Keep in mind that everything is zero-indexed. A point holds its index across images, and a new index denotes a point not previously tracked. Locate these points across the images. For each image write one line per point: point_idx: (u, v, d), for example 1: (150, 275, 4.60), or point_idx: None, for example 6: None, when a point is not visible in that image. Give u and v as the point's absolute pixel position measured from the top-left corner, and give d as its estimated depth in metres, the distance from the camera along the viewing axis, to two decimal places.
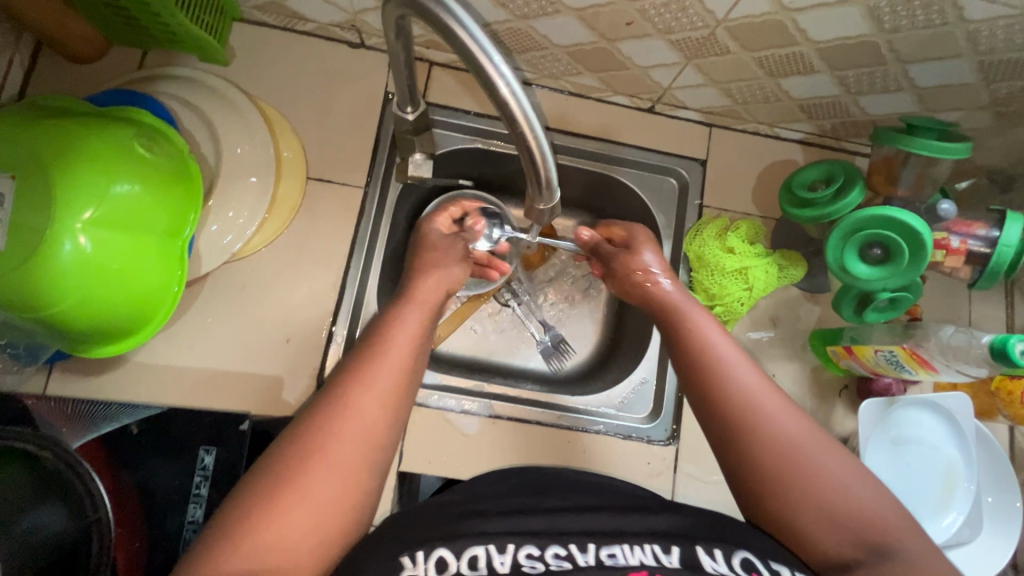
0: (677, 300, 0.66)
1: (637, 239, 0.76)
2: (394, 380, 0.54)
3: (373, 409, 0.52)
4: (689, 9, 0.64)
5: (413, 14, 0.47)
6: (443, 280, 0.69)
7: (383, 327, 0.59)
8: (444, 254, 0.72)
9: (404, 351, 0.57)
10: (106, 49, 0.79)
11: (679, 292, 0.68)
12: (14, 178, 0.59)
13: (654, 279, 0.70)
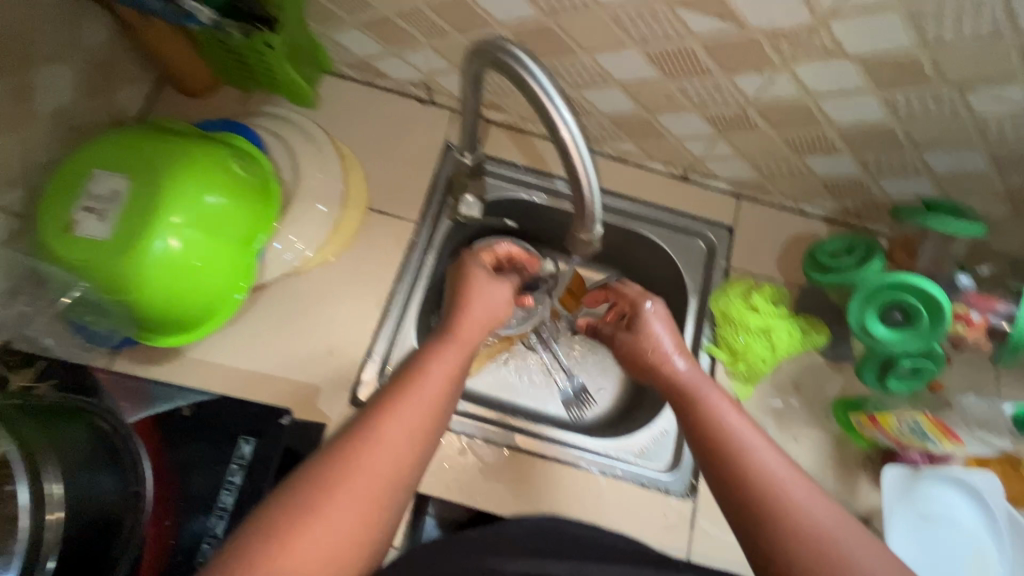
0: (692, 384, 0.63)
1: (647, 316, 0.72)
2: (424, 407, 0.56)
3: (398, 444, 0.53)
4: (724, 89, 0.73)
5: (492, 68, 0.57)
6: (489, 321, 0.69)
7: (419, 360, 0.60)
8: (481, 286, 0.70)
9: (438, 383, 0.58)
10: (214, 87, 0.92)
11: (694, 374, 0.64)
12: (130, 181, 0.69)
13: (668, 361, 0.66)
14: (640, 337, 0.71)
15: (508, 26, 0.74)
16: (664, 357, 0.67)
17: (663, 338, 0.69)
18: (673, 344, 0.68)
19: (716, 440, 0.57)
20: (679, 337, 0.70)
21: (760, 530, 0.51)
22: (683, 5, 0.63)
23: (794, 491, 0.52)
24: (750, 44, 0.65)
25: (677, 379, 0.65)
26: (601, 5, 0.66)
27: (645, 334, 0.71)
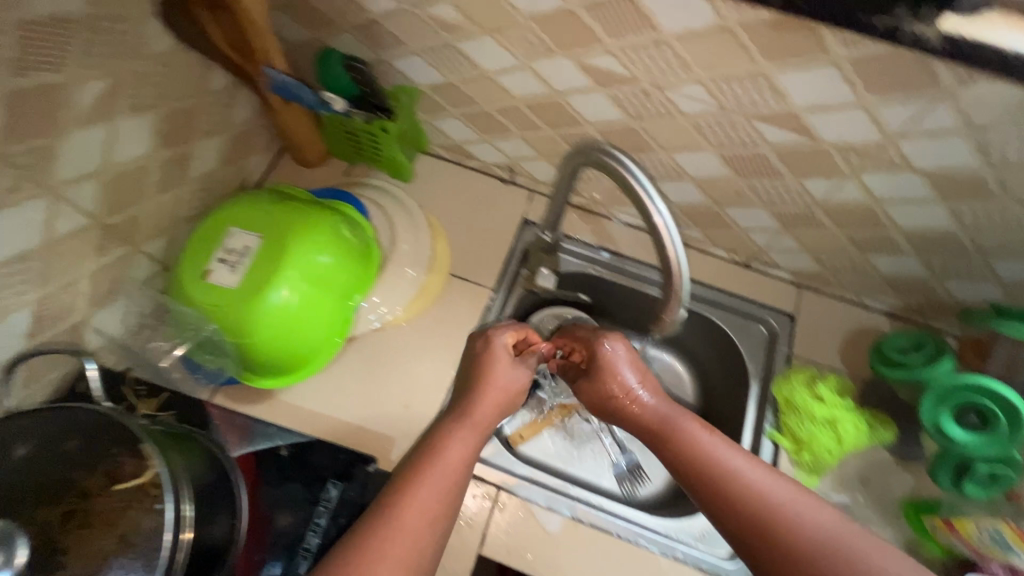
0: (663, 416, 0.68)
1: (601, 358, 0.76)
2: (443, 481, 0.60)
3: (418, 523, 0.57)
4: (793, 191, 0.80)
5: (592, 165, 0.66)
6: (502, 398, 0.72)
7: (434, 440, 0.65)
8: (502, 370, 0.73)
9: (455, 460, 0.62)
10: (325, 158, 1.04)
11: (662, 405, 0.70)
12: (259, 239, 0.79)
13: (636, 399, 0.72)
14: (608, 386, 0.74)
15: (595, 126, 0.84)
16: (630, 394, 0.72)
17: (627, 377, 0.74)
18: (634, 376, 0.74)
19: (700, 463, 0.61)
20: (641, 368, 0.75)
21: (766, 539, 0.54)
22: (761, 119, 0.71)
23: (784, 497, 0.57)
24: (821, 154, 0.72)
25: (649, 416, 0.70)
26: (684, 114, 0.75)
27: (606, 376, 0.74)
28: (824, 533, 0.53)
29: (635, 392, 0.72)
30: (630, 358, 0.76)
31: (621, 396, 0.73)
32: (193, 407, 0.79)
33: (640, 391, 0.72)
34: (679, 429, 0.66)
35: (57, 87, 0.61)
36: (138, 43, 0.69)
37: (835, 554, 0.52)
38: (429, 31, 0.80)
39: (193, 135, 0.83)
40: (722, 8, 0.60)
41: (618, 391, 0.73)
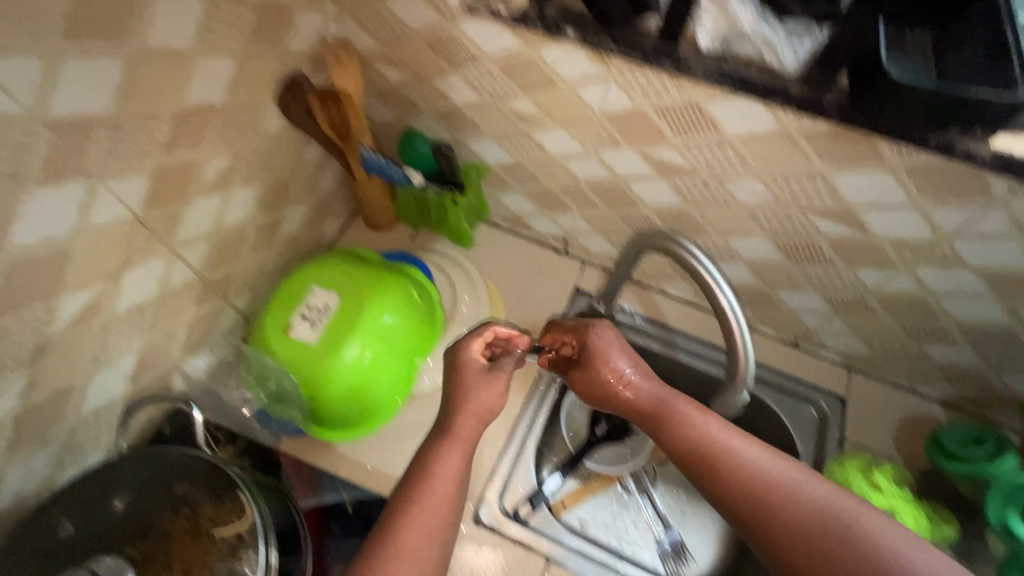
0: (655, 399, 0.72)
1: (592, 347, 0.76)
2: (439, 502, 0.61)
3: (421, 545, 0.58)
4: (846, 278, 0.83)
5: (661, 251, 0.72)
6: (484, 414, 0.70)
7: (424, 459, 0.64)
8: (478, 381, 0.71)
9: (450, 479, 0.63)
10: (393, 222, 1.12)
11: (652, 387, 0.73)
12: (339, 300, 0.85)
13: (624, 382, 0.74)
14: (597, 374, 0.75)
15: (653, 209, 0.90)
16: (618, 379, 0.74)
17: (616, 363, 0.75)
18: (621, 358, 0.75)
19: (697, 442, 0.66)
20: (628, 351, 0.77)
21: (765, 508, 0.59)
22: (816, 213, 0.75)
23: (778, 470, 0.61)
24: (875, 247, 0.76)
25: (642, 400, 0.73)
26: (742, 204, 0.80)
27: (600, 364, 0.75)
28: (820, 507, 0.58)
29: (623, 376, 0.74)
30: (623, 347, 0.77)
31: (610, 382, 0.74)
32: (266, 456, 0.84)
33: (630, 374, 0.74)
34: (676, 412, 0.69)
35: (192, 164, 0.70)
36: (257, 125, 0.79)
37: (829, 520, 0.56)
38: (505, 120, 0.89)
39: (286, 201, 0.93)
40: (783, 118, 0.66)
41: (613, 381, 0.74)
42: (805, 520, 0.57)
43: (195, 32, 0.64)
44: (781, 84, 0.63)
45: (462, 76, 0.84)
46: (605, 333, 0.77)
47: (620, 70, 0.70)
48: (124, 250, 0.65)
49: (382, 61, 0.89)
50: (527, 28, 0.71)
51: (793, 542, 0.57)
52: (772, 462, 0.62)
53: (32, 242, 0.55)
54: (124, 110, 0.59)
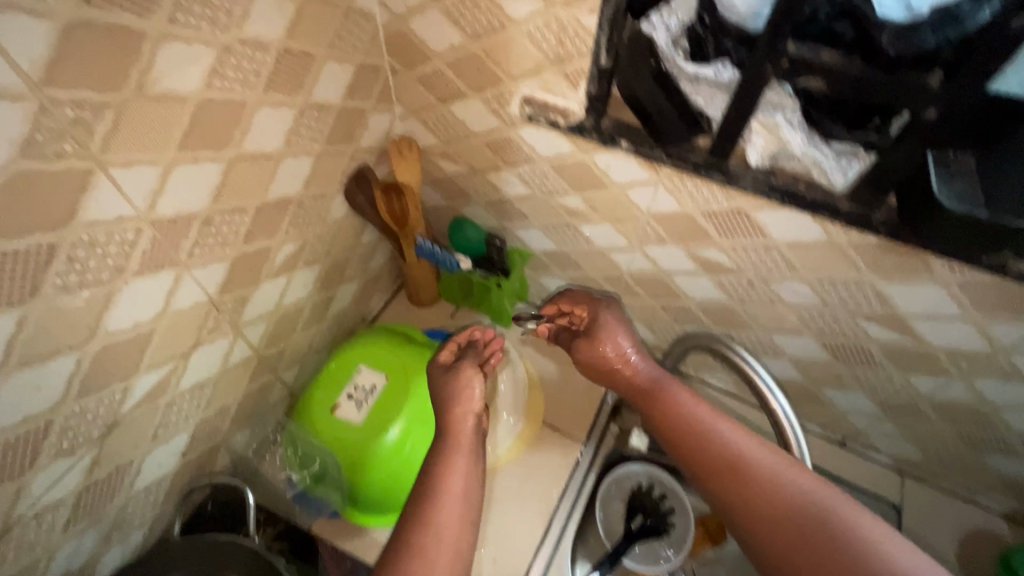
0: (652, 379, 0.74)
1: (599, 323, 0.79)
2: (455, 506, 0.61)
3: (443, 554, 0.57)
4: (897, 382, 0.82)
5: (712, 352, 0.73)
6: (470, 407, 0.71)
7: (435, 465, 0.65)
8: (447, 379, 0.74)
9: (460, 477, 0.64)
10: (435, 299, 1.15)
11: (649, 368, 0.75)
12: (385, 380, 0.88)
13: (625, 359, 0.76)
14: (596, 348, 0.78)
15: (696, 301, 0.91)
16: (617, 355, 0.76)
17: (619, 341, 0.77)
18: (626, 334, 0.77)
19: (680, 422, 0.68)
20: (633, 334, 0.78)
21: (740, 486, 0.60)
22: (866, 317, 0.76)
23: (759, 453, 0.62)
24: (927, 354, 0.76)
25: (637, 379, 0.75)
26: (787, 304, 0.82)
27: (602, 338, 0.77)
28: (797, 489, 0.58)
29: (624, 355, 0.76)
30: (625, 325, 0.79)
31: (610, 360, 0.77)
32: (309, 539, 0.85)
33: (632, 353, 0.76)
34: (665, 395, 0.72)
35: (265, 251, 0.75)
36: (325, 213, 0.85)
37: (801, 501, 0.57)
38: (554, 213, 0.93)
39: (341, 280, 0.97)
40: (830, 229, 0.68)
41: (612, 355, 0.77)
42: (781, 499, 0.57)
43: (284, 138, 0.71)
44: (831, 200, 0.65)
45: (515, 172, 0.90)
46: (610, 316, 0.79)
47: (670, 177, 0.75)
48: (197, 331, 0.69)
49: (440, 155, 0.96)
50: (582, 137, 0.76)
51: (772, 524, 0.57)
52: (753, 444, 0.63)
53: (123, 327, 0.59)
54: (217, 207, 0.65)
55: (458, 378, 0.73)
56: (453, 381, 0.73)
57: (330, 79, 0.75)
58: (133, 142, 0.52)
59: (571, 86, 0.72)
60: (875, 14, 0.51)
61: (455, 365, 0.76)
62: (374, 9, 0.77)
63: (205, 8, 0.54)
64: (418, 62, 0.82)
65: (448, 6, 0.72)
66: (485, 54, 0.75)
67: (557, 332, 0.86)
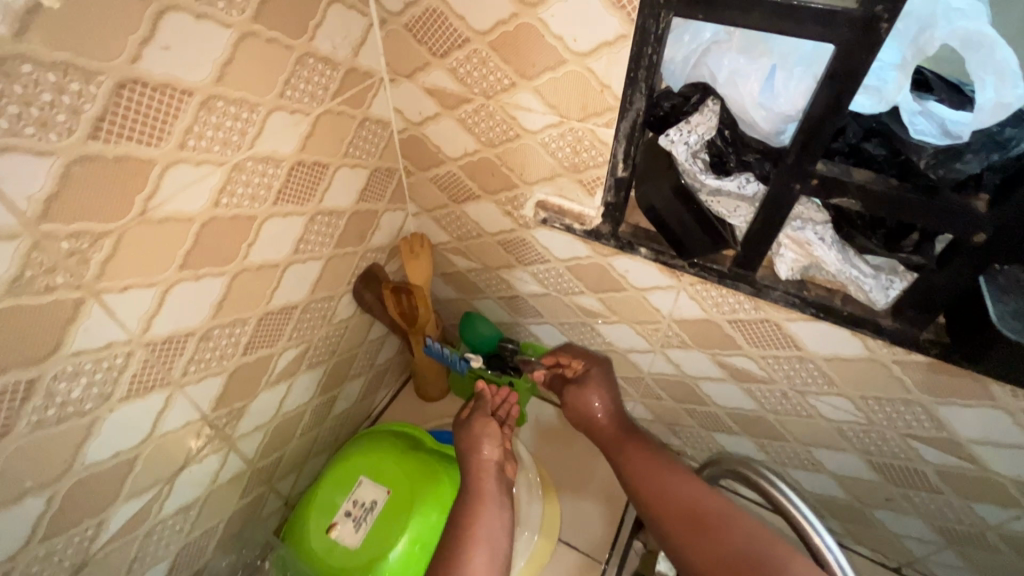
0: (618, 430, 0.85)
1: (588, 377, 0.87)
2: (487, 544, 0.69)
3: None
4: (959, 510, 0.73)
5: (749, 482, 0.65)
6: (491, 469, 0.79)
7: (463, 522, 0.72)
8: (468, 430, 0.83)
9: (489, 523, 0.72)
10: (445, 394, 1.10)
11: (619, 421, 0.86)
12: (388, 493, 0.81)
13: (602, 412, 0.86)
14: (582, 399, 0.86)
15: (725, 409, 0.85)
16: (596, 409, 0.86)
17: (601, 396, 0.86)
18: (607, 388, 0.87)
19: (635, 466, 0.78)
20: (614, 390, 0.87)
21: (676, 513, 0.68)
22: (917, 438, 0.69)
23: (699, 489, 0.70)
24: (991, 483, 0.67)
25: (608, 429, 0.86)
26: (828, 419, 0.75)
27: (589, 389, 0.86)
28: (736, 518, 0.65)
29: (601, 409, 0.86)
30: (611, 380, 0.88)
31: (591, 412, 0.86)
32: None
33: (607, 408, 0.86)
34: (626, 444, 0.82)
35: (266, 358, 0.72)
36: (331, 315, 0.82)
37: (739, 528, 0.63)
38: (570, 312, 0.89)
39: (346, 379, 0.93)
40: (872, 346, 0.63)
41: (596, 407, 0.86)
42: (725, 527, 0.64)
43: (293, 246, 0.69)
44: (872, 317, 0.60)
45: (529, 271, 0.87)
46: (598, 373, 0.87)
47: (693, 285, 0.71)
48: (186, 450, 0.65)
49: (453, 252, 0.94)
50: (599, 242, 0.74)
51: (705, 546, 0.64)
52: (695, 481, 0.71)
53: (104, 456, 0.55)
54: (217, 321, 0.62)
55: (477, 427, 0.82)
56: (474, 431, 0.82)
57: (344, 185, 0.74)
58: (130, 266, 0.50)
59: (587, 193, 0.70)
60: (907, 133, 0.49)
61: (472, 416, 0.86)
62: (390, 116, 0.78)
63: (217, 131, 0.53)
64: (432, 164, 0.82)
65: (462, 115, 0.72)
66: (500, 159, 0.74)
67: (553, 374, 0.93)
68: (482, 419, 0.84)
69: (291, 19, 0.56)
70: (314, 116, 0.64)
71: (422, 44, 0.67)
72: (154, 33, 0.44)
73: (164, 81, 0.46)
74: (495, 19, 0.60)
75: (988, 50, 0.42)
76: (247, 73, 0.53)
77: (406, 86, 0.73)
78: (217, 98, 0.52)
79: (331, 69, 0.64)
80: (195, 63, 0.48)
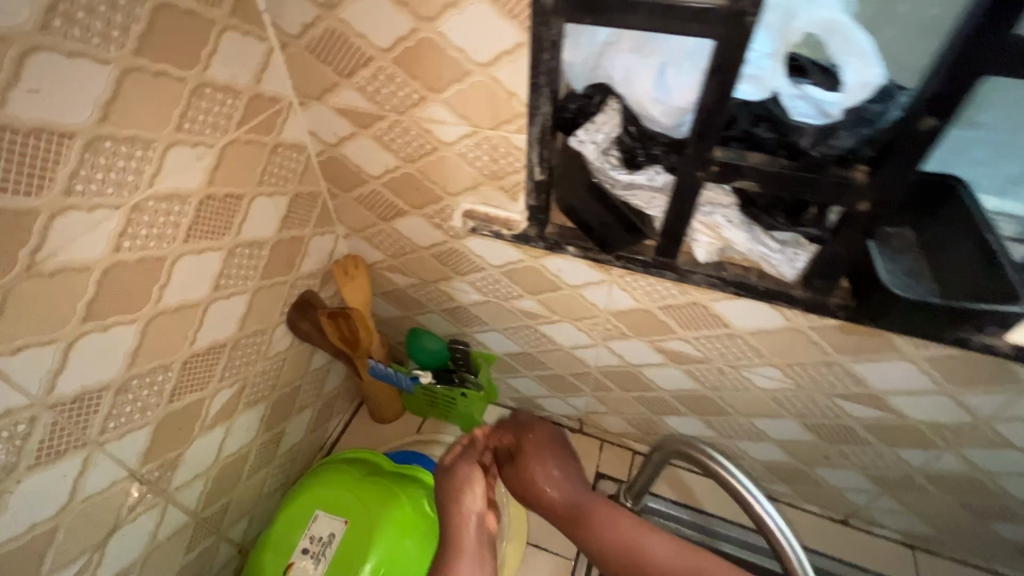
0: (568, 501, 0.72)
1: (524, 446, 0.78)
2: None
3: None
4: (886, 457, 0.79)
5: (685, 457, 0.68)
6: (472, 520, 0.71)
7: None
8: (460, 478, 0.74)
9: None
10: (401, 413, 1.09)
11: (566, 489, 0.73)
12: (346, 523, 0.79)
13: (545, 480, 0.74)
14: (525, 471, 0.75)
15: (670, 392, 0.88)
16: (534, 481, 0.74)
17: (547, 462, 0.75)
18: (545, 446, 0.78)
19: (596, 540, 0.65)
20: (563, 448, 0.79)
21: None
22: (841, 397, 0.74)
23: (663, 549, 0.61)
24: (910, 429, 0.73)
25: (555, 503, 0.72)
26: (762, 389, 0.79)
27: (529, 465, 0.75)
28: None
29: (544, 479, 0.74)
30: (551, 443, 0.79)
31: (533, 484, 0.74)
32: None
33: (554, 475, 0.74)
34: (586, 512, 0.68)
35: (195, 403, 0.68)
36: (266, 349, 0.79)
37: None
38: (512, 317, 0.90)
39: (291, 412, 0.90)
40: (790, 316, 0.67)
41: (541, 482, 0.74)
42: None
43: (212, 283, 0.66)
44: (785, 290, 0.64)
45: (467, 281, 0.87)
46: (534, 440, 0.78)
47: (622, 276, 0.73)
48: (116, 511, 0.61)
49: (390, 270, 0.93)
50: (529, 245, 0.75)
51: None
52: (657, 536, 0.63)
53: (16, 532, 0.51)
54: (134, 371, 0.58)
55: (461, 474, 0.74)
56: (459, 479, 0.74)
57: (261, 215, 0.72)
58: (23, 323, 0.47)
59: (510, 199, 0.71)
60: (789, 116, 0.53)
61: (460, 454, 0.78)
62: (306, 140, 0.76)
63: (108, 173, 0.50)
64: (355, 184, 0.81)
65: (378, 133, 0.71)
66: (421, 173, 0.74)
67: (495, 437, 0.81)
68: (472, 466, 0.75)
69: (180, 50, 0.54)
70: (219, 147, 0.62)
71: (326, 65, 0.66)
72: (19, 76, 0.42)
73: (37, 126, 0.44)
74: (394, 35, 0.60)
75: (845, 34, 0.46)
76: (136, 108, 0.51)
77: (317, 108, 0.71)
78: (104, 139, 0.49)
79: (233, 97, 0.62)
80: (73, 104, 0.46)
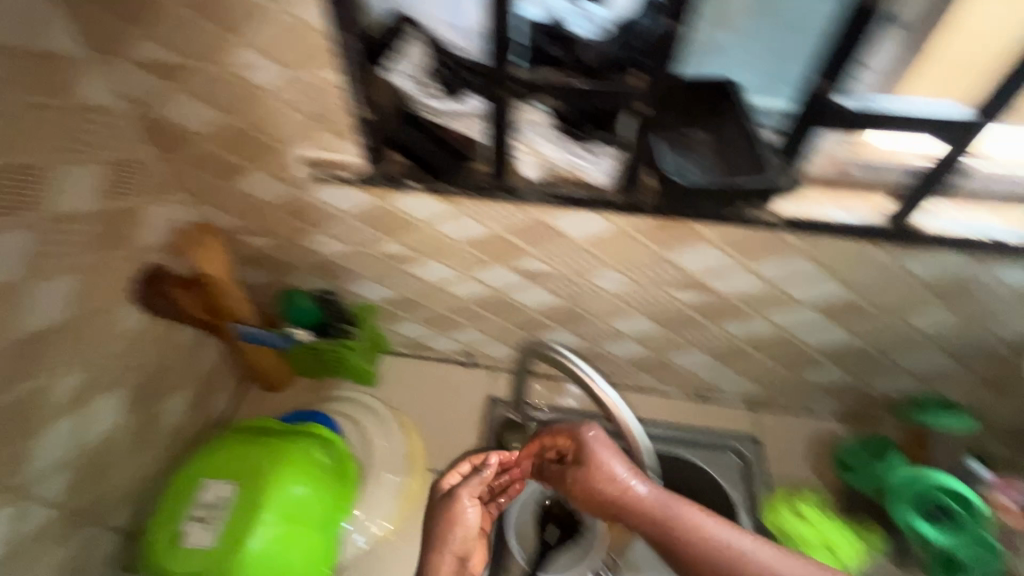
0: (662, 505, 0.54)
1: (582, 449, 0.60)
2: None
3: None
4: (717, 333, 0.92)
5: (541, 356, 0.74)
6: None
7: None
8: None
9: None
10: (292, 378, 1.08)
11: (659, 491, 0.56)
12: (234, 484, 0.80)
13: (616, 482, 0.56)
14: (583, 475, 0.58)
15: (537, 310, 0.95)
16: (597, 483, 0.57)
17: (611, 462, 0.58)
18: (605, 450, 0.59)
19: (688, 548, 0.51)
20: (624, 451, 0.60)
21: None
22: (671, 286, 0.85)
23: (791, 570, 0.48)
24: (727, 303, 0.86)
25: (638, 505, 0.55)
26: (610, 291, 0.88)
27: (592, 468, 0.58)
28: None
29: (624, 483, 0.56)
30: (613, 443, 0.60)
31: (607, 490, 0.56)
32: None
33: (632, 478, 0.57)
34: (679, 521, 0.52)
35: (36, 392, 0.65)
36: (115, 329, 0.76)
37: None
38: (379, 262, 0.92)
39: (163, 392, 0.87)
40: (615, 220, 0.75)
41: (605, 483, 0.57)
42: None
43: (28, 262, 0.62)
44: (604, 195, 0.72)
45: (326, 232, 0.87)
46: (592, 442, 0.60)
47: (466, 205, 0.77)
48: None
49: (247, 233, 0.90)
50: (373, 185, 0.76)
51: None
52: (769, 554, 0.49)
53: None
54: None
55: None
56: None
57: (74, 187, 0.67)
58: None
59: (343, 140, 0.72)
60: (580, 35, 0.59)
61: None
62: (114, 101, 0.71)
63: None
64: (183, 144, 0.77)
65: (193, 87, 0.69)
66: (249, 125, 0.72)
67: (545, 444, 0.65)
68: None
69: None
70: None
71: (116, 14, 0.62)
72: None
73: None
74: None
75: None
76: None
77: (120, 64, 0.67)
78: None
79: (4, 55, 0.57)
80: None
